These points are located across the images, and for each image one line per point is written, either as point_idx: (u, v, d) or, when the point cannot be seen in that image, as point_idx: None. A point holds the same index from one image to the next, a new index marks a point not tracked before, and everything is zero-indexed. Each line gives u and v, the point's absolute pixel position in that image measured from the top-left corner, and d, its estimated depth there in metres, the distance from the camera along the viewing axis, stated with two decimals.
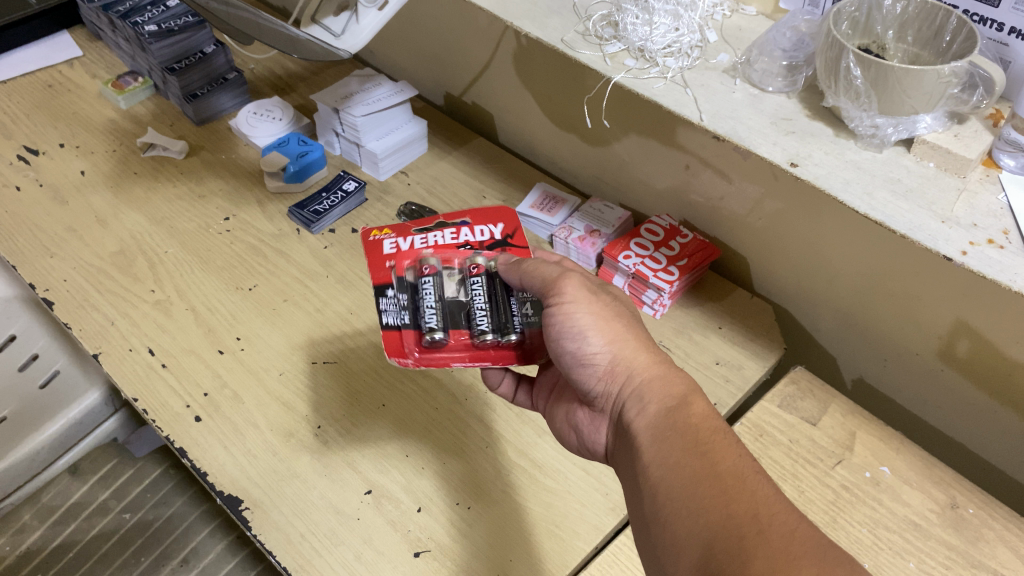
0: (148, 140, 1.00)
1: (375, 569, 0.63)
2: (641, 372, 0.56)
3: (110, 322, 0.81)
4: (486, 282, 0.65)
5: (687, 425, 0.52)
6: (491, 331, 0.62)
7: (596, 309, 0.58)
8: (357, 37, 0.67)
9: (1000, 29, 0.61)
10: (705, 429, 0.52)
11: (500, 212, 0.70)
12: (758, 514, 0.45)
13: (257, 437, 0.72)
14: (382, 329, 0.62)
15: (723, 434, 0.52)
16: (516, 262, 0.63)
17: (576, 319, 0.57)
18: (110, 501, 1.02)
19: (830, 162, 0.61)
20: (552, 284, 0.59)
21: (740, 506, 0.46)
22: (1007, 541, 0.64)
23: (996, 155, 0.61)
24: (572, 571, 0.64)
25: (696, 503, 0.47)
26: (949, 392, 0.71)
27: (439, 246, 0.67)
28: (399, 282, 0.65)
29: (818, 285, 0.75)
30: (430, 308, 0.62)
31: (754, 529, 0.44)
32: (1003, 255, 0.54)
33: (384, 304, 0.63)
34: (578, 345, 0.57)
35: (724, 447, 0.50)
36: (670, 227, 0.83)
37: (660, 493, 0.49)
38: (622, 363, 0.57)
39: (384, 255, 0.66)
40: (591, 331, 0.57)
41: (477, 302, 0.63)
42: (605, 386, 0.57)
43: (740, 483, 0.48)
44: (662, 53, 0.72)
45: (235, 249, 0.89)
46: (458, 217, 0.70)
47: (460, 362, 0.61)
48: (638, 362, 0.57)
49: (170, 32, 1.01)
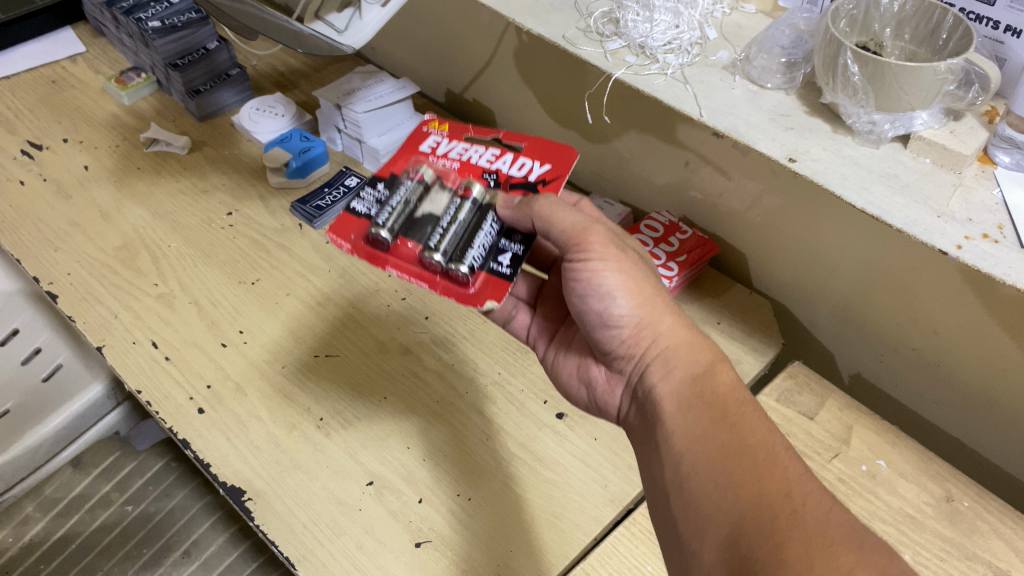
0: (152, 135, 1.01)
1: (377, 559, 0.64)
2: (667, 338, 0.58)
3: (113, 315, 0.82)
4: (470, 209, 0.61)
5: (713, 396, 0.53)
6: (438, 254, 0.58)
7: (624, 268, 0.58)
8: (360, 33, 0.68)
9: (995, 26, 0.62)
10: (733, 401, 0.53)
11: (556, 151, 0.67)
12: (791, 494, 0.46)
13: (260, 429, 0.72)
14: (345, 210, 0.65)
15: (750, 406, 0.53)
16: (518, 207, 0.61)
17: (604, 279, 0.57)
18: (112, 493, 1.03)
19: (828, 158, 0.62)
20: (578, 238, 0.58)
21: (772, 483, 0.47)
22: (1001, 533, 0.64)
23: (992, 151, 0.62)
24: (572, 562, 0.64)
25: (725, 477, 0.48)
26: (944, 387, 0.72)
27: (467, 161, 0.68)
28: (391, 180, 0.66)
29: (815, 280, 0.76)
30: (391, 207, 0.62)
31: (788, 509, 0.45)
32: (997, 250, 0.55)
33: (366, 194, 0.66)
34: (606, 305, 0.58)
35: (753, 420, 0.51)
36: (669, 223, 0.84)
37: (685, 463, 0.50)
38: (648, 329, 0.58)
39: (417, 148, 0.70)
40: (620, 293, 0.58)
41: (442, 222, 0.60)
42: (629, 348, 0.59)
43: (771, 459, 0.48)
44: (663, 49, 0.73)
45: (238, 243, 0.89)
46: (514, 140, 0.69)
47: (395, 268, 0.62)
48: (663, 327, 0.58)
49: (173, 29, 1.02)
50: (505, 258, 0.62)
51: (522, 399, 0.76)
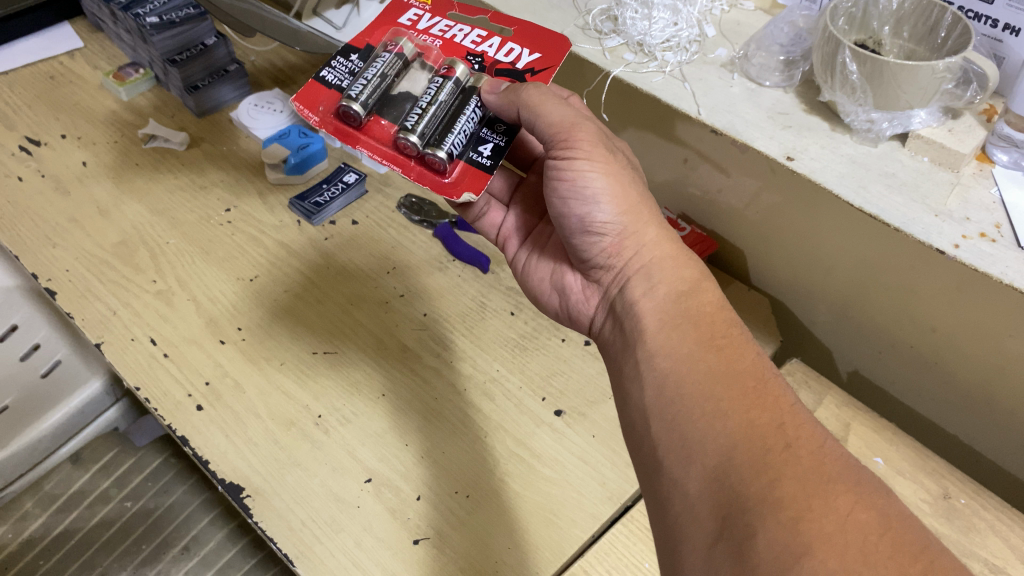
0: (150, 131, 1.01)
1: (375, 556, 0.64)
2: (649, 251, 0.58)
3: (112, 312, 0.82)
4: (450, 90, 0.61)
5: (698, 314, 0.54)
6: (415, 135, 0.59)
7: (611, 173, 0.58)
8: (357, 28, 0.76)
9: (994, 25, 0.62)
10: (717, 320, 0.53)
11: (546, 39, 0.66)
12: (783, 427, 0.46)
13: (259, 426, 0.72)
14: (317, 79, 0.65)
15: (734, 328, 0.53)
16: (506, 94, 0.60)
17: (590, 183, 0.58)
18: (111, 489, 1.02)
19: (826, 156, 0.63)
20: (566, 136, 0.58)
21: (763, 415, 0.47)
22: (997, 530, 0.65)
23: (990, 150, 0.62)
24: (570, 558, 0.65)
25: (714, 401, 0.48)
26: (941, 384, 0.72)
27: (451, 40, 0.68)
28: (367, 50, 0.65)
29: (813, 278, 0.76)
30: (366, 81, 0.62)
31: (782, 443, 0.45)
32: (995, 249, 0.56)
33: (338, 64, 0.65)
34: (589, 209, 0.59)
35: (740, 346, 0.52)
36: (668, 220, 0.83)
37: (670, 382, 0.50)
38: (631, 240, 0.59)
39: (397, 21, 0.69)
40: (603, 199, 0.58)
41: (420, 103, 0.60)
42: (610, 258, 0.60)
43: (760, 387, 0.49)
44: (661, 47, 0.73)
45: (237, 240, 0.89)
46: (503, 25, 0.68)
47: (367, 148, 0.62)
48: (647, 238, 0.59)
49: (172, 24, 1.01)
50: (485, 147, 0.63)
51: (520, 396, 0.76)
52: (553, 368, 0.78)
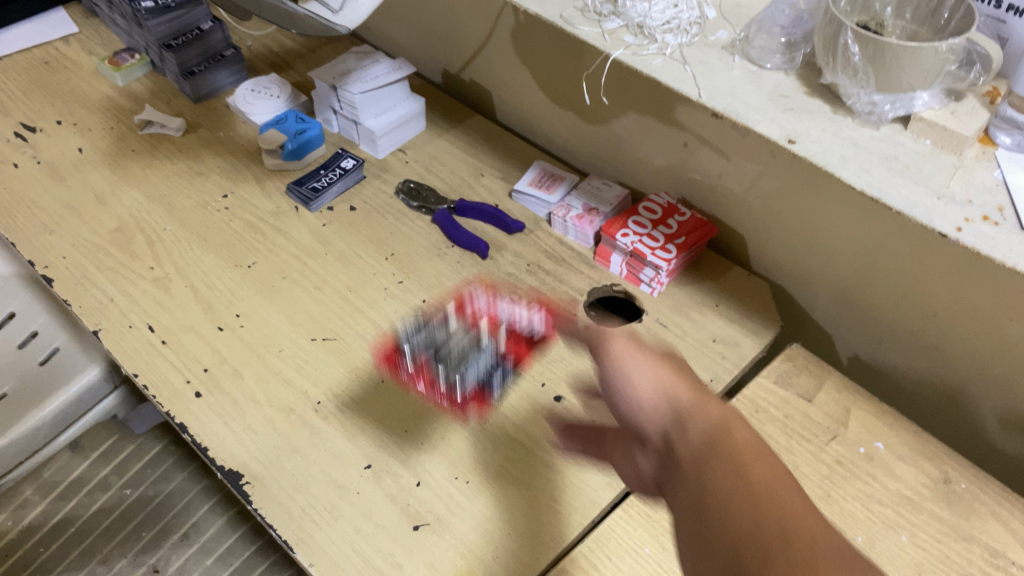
0: (146, 118, 1.00)
1: (375, 542, 0.64)
2: (685, 404, 0.43)
3: (109, 299, 0.81)
4: (483, 354, 0.70)
5: (719, 444, 0.40)
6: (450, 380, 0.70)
7: (645, 357, 0.46)
8: (355, 13, 0.66)
9: (998, 6, 0.62)
10: (744, 451, 0.39)
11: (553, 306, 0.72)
12: (789, 529, 0.35)
13: (258, 413, 0.72)
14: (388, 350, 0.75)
15: (763, 454, 0.40)
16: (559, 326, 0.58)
17: (621, 367, 0.46)
18: (111, 476, 1.02)
19: (828, 140, 0.62)
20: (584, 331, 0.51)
21: (772, 519, 0.35)
22: (998, 515, 0.64)
23: (993, 133, 0.61)
24: (571, 544, 0.65)
25: (712, 507, 0.37)
26: (942, 369, 0.72)
27: (494, 318, 0.71)
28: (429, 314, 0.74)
29: (813, 263, 0.76)
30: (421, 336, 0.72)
31: (779, 539, 0.34)
32: (997, 232, 0.55)
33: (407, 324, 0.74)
34: (626, 390, 0.45)
35: (762, 460, 0.39)
36: (668, 205, 0.84)
37: (683, 512, 0.38)
38: (667, 406, 0.43)
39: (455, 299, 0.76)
40: (637, 377, 0.45)
41: (458, 366, 0.70)
42: (651, 436, 0.43)
43: (773, 492, 0.37)
44: (661, 28, 0.72)
45: (234, 227, 0.89)
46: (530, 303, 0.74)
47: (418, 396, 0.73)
48: (687, 399, 0.43)
49: (168, 9, 1.02)
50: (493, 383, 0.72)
51: (520, 382, 0.75)
52: (553, 354, 0.78)
